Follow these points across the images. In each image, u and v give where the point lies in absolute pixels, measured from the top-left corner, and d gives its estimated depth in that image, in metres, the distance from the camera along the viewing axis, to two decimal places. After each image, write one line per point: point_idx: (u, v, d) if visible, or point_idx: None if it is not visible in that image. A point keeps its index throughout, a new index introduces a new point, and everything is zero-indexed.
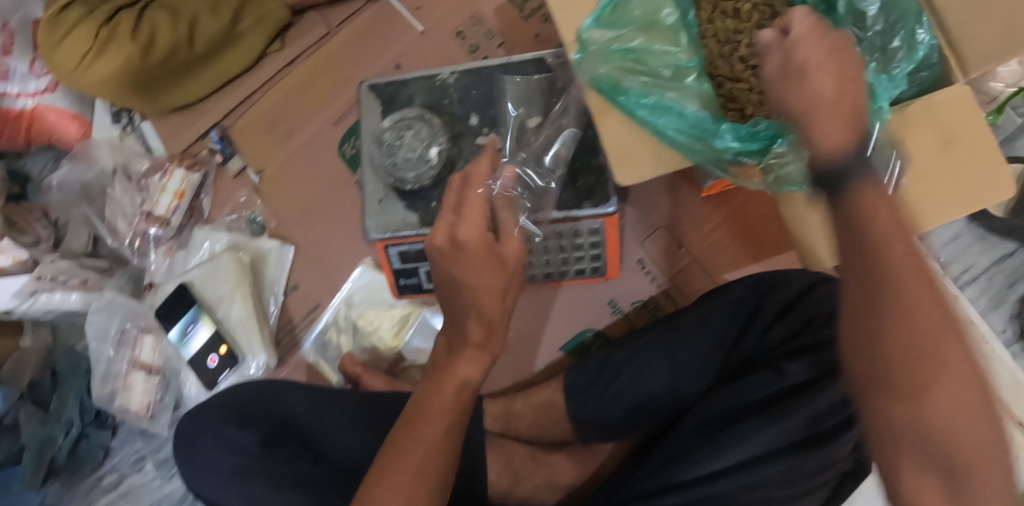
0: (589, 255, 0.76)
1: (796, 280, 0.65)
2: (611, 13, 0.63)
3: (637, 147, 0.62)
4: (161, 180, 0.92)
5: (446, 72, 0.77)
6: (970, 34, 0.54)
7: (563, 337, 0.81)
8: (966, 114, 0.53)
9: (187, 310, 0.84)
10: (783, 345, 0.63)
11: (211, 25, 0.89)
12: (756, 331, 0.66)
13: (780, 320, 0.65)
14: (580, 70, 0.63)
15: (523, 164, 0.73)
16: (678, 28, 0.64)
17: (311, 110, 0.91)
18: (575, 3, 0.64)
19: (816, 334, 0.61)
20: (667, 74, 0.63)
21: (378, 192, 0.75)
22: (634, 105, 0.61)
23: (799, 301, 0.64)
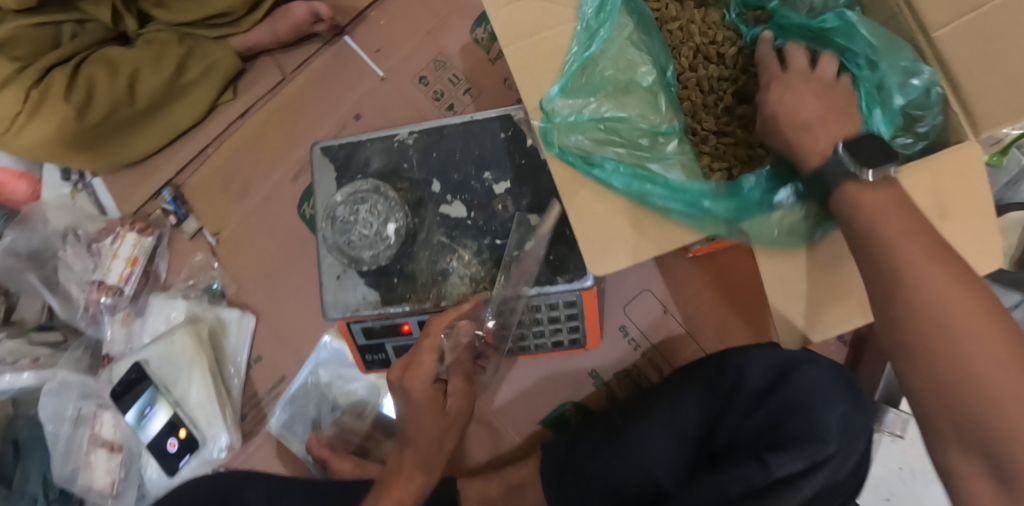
0: (567, 327, 0.70)
1: (770, 362, 0.58)
2: (578, 78, 0.54)
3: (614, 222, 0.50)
4: (113, 245, 0.86)
5: (404, 131, 0.70)
6: (977, 88, 0.45)
7: (543, 410, 0.75)
8: (964, 176, 0.45)
9: (142, 392, 0.79)
10: (764, 431, 0.54)
11: (153, 78, 0.82)
12: (735, 413, 0.57)
13: (759, 403, 0.56)
14: (546, 141, 0.52)
15: (490, 234, 0.66)
16: (655, 90, 0.56)
17: (266, 166, 0.86)
18: (535, 60, 0.54)
19: (801, 422, 0.51)
20: (645, 143, 0.54)
21: (335, 268, 0.68)
22: (608, 176, 0.50)
23: (777, 385, 0.55)
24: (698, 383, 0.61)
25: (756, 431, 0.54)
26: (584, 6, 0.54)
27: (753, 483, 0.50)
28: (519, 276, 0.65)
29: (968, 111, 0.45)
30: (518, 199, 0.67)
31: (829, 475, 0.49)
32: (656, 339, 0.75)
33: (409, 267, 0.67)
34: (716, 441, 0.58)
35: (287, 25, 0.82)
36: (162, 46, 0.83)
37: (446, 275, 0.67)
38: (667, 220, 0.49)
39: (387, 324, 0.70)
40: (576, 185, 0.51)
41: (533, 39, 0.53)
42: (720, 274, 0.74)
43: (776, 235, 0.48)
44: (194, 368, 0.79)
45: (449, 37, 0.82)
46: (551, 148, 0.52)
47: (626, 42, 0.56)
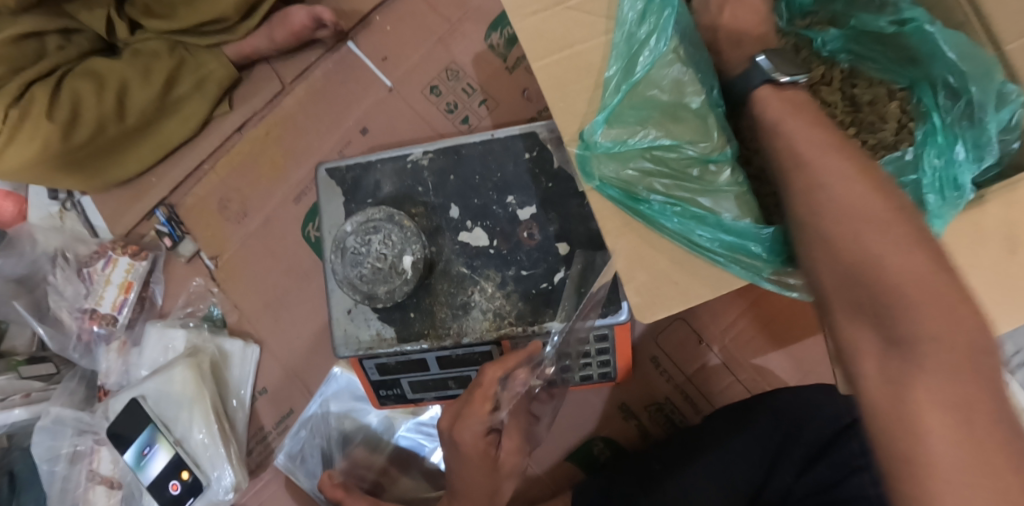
0: (597, 361, 0.65)
1: (824, 417, 0.57)
2: (617, 100, 0.48)
3: (659, 266, 0.46)
4: (105, 271, 0.81)
5: (418, 150, 0.65)
6: None
7: (568, 446, 0.71)
8: None
9: (141, 431, 0.74)
10: (821, 493, 0.55)
11: (141, 93, 0.76)
12: (788, 469, 0.57)
13: (816, 463, 0.57)
14: (585, 172, 0.47)
15: (516, 266, 0.61)
16: (706, 112, 0.49)
17: (265, 186, 0.80)
18: (569, 78, 0.49)
19: (857, 484, 0.53)
20: (695, 174, 0.48)
21: (345, 301, 0.63)
22: (659, 215, 0.46)
23: (833, 444, 0.56)
24: (751, 431, 0.58)
25: (816, 492, 0.56)
26: (624, 13, 0.48)
27: None
28: (548, 311, 0.60)
29: None
30: (544, 229, 0.61)
31: None
32: (689, 370, 0.70)
33: (426, 301, 0.62)
34: (769, 495, 0.57)
35: (285, 32, 0.75)
36: (151, 57, 0.77)
37: (468, 310, 0.61)
38: (723, 263, 0.45)
39: (404, 360, 0.65)
40: (619, 223, 0.46)
41: (565, 55, 0.49)
42: (757, 304, 0.68)
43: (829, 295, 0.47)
44: (196, 405, 0.73)
45: (461, 45, 0.75)
46: (590, 181, 0.47)
47: (673, 56, 0.50)
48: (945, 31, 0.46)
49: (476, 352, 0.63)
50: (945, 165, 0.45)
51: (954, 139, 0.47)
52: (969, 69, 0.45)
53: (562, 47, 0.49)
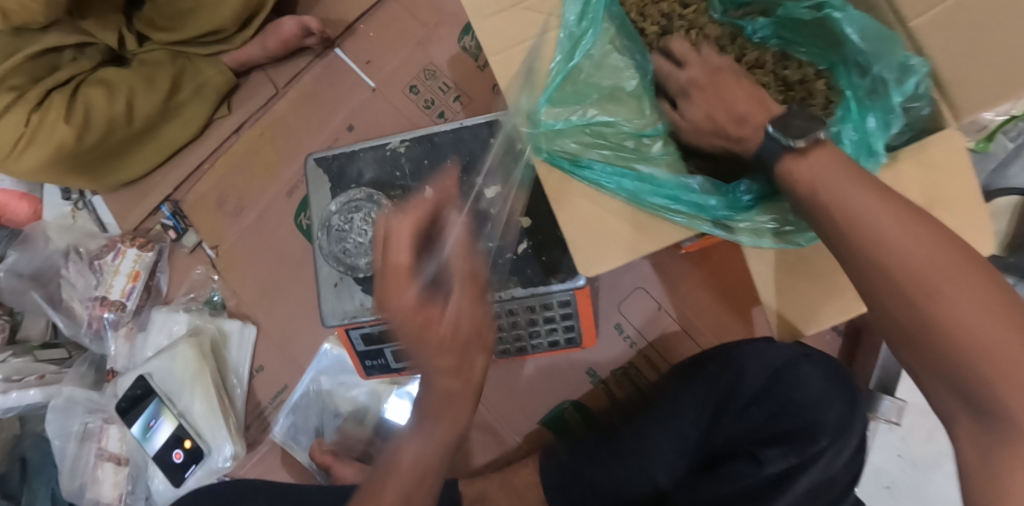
0: (562, 326, 0.71)
1: (765, 358, 0.57)
2: (562, 86, 0.56)
3: (605, 225, 0.52)
4: (114, 261, 0.87)
5: (396, 140, 0.72)
6: (961, 77, 0.48)
7: (541, 410, 0.76)
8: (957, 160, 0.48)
9: (148, 404, 0.80)
10: (761, 430, 0.54)
11: (148, 99, 0.83)
12: (730, 415, 0.57)
13: (757, 402, 0.56)
14: (535, 147, 0.54)
15: None
16: (639, 94, 0.57)
17: (262, 181, 0.87)
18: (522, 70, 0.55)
19: (794, 419, 0.52)
20: (630, 145, 0.55)
21: (332, 276, 0.69)
22: (603, 177, 0.52)
23: (772, 383, 0.55)
24: (695, 385, 0.60)
25: (754, 429, 0.54)
26: (568, 10, 0.55)
27: (748, 481, 0.50)
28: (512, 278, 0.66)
29: (948, 96, 0.49)
30: None
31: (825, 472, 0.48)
32: (652, 337, 0.75)
33: None
34: (711, 442, 0.57)
35: (278, 40, 0.83)
36: (155, 66, 0.85)
37: None
38: (666, 212, 0.51)
39: (386, 330, 0.71)
40: (566, 186, 0.53)
41: (515, 51, 0.55)
42: (711, 274, 0.74)
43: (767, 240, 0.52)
44: (197, 381, 0.80)
45: (437, 47, 0.83)
46: (540, 153, 0.54)
47: (608, 48, 0.58)
48: (855, 14, 0.52)
49: None
50: (862, 135, 0.52)
51: (868, 112, 0.54)
52: (879, 46, 0.51)
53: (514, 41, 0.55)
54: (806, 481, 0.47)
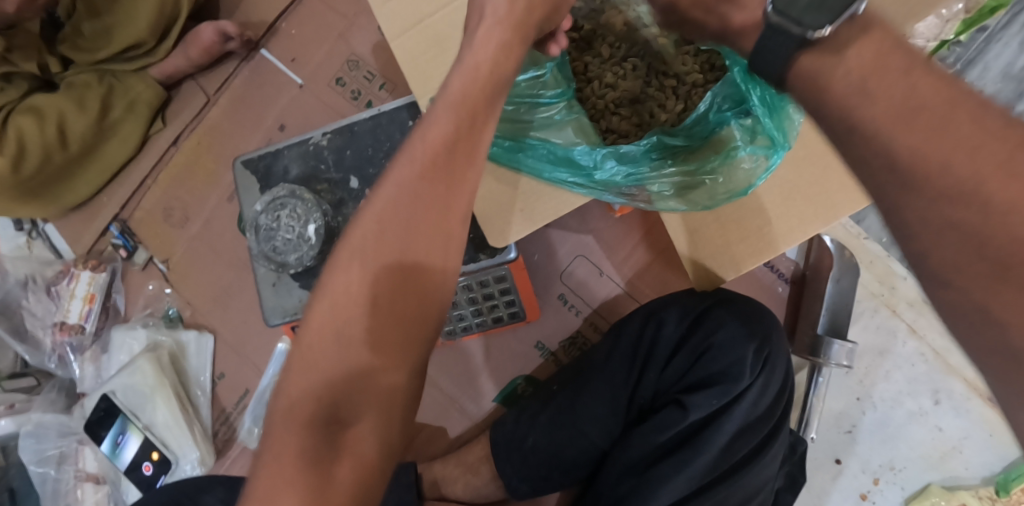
0: (503, 302, 0.70)
1: (686, 307, 0.58)
2: None
3: (533, 200, 0.56)
4: (68, 286, 0.88)
5: (317, 133, 0.72)
6: None
7: (495, 387, 0.75)
8: None
9: (114, 421, 0.82)
10: (684, 379, 0.56)
11: (81, 121, 0.83)
12: (656, 367, 0.58)
13: (677, 353, 0.57)
14: None
15: None
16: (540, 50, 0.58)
17: (201, 190, 0.88)
18: (433, 50, 0.57)
19: (709, 365, 0.54)
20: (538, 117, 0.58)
21: (269, 276, 0.69)
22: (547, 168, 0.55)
23: (689, 334, 0.57)
24: (623, 340, 0.61)
25: (677, 380, 0.56)
26: None
27: (678, 428, 0.53)
28: None
29: None
30: None
31: (748, 407, 0.52)
32: (597, 304, 0.74)
33: None
34: (641, 396, 0.58)
35: (199, 48, 0.83)
36: (83, 87, 0.84)
37: None
38: (604, 193, 0.55)
39: None
40: None
41: (415, 30, 0.57)
42: (650, 233, 0.73)
43: (695, 201, 0.54)
44: (157, 393, 0.81)
45: (358, 37, 0.83)
46: None
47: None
48: None
49: None
50: None
51: None
52: None
53: (417, 17, 0.57)
54: (733, 418, 0.52)
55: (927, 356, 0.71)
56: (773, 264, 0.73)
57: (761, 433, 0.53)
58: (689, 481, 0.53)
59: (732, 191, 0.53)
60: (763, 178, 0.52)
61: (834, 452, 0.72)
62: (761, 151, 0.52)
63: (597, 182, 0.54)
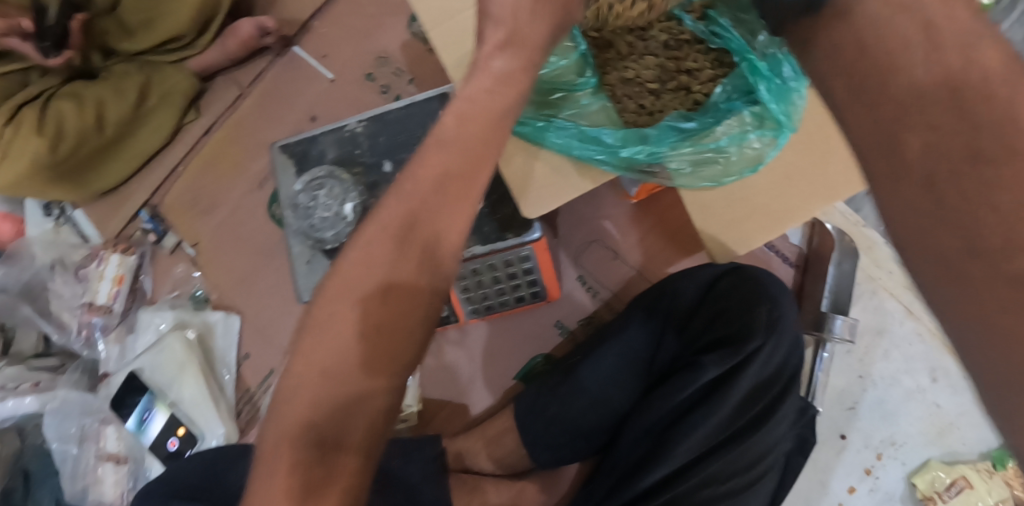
0: (525, 282, 0.75)
1: (700, 278, 0.63)
2: None
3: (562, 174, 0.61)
4: (98, 268, 0.91)
5: (353, 121, 0.76)
6: None
7: (514, 365, 0.79)
8: None
9: (140, 397, 0.84)
10: (699, 341, 0.59)
11: (118, 107, 0.87)
12: (673, 332, 0.62)
13: (693, 318, 0.62)
14: None
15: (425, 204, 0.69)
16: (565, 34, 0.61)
17: (230, 178, 0.92)
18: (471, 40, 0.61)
19: (722, 327, 0.59)
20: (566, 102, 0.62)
21: (304, 253, 0.73)
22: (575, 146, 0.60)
23: (703, 301, 0.62)
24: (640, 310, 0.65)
25: (692, 343, 0.60)
26: None
27: (694, 388, 0.56)
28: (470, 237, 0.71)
29: None
30: None
31: (760, 365, 0.56)
32: (614, 285, 0.78)
33: None
34: (659, 361, 0.62)
35: (236, 42, 0.88)
36: (122, 77, 0.88)
37: None
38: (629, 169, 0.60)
39: None
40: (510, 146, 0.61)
41: (452, 23, 0.62)
42: (663, 218, 0.78)
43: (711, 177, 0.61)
44: (185, 370, 0.84)
45: (388, 36, 0.88)
46: None
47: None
48: None
49: None
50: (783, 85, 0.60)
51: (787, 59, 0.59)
52: None
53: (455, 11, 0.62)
54: (746, 377, 0.56)
55: (924, 336, 0.77)
56: (778, 249, 0.79)
57: (770, 392, 0.58)
58: (705, 439, 0.57)
59: (742, 170, 0.60)
60: (771, 156, 0.60)
61: (838, 428, 0.77)
62: (767, 134, 0.60)
63: (621, 159, 0.60)
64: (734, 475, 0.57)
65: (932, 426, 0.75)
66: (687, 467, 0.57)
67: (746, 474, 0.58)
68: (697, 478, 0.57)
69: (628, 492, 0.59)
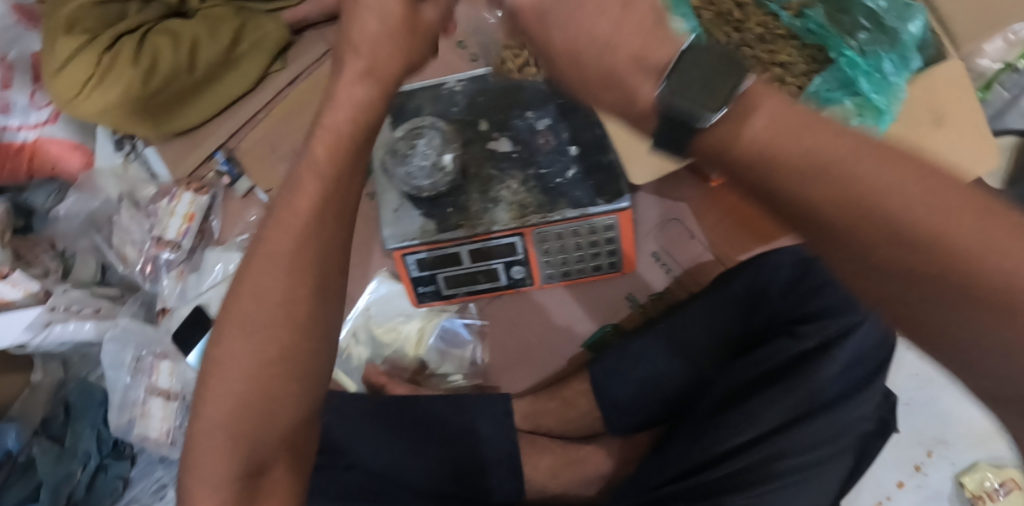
0: (604, 251, 0.77)
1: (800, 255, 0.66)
2: None
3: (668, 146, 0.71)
4: (169, 204, 0.92)
5: (452, 80, 0.79)
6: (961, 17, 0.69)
7: (583, 333, 0.81)
8: (959, 83, 0.66)
9: (205, 332, 0.86)
10: (797, 314, 0.64)
11: (211, 48, 0.89)
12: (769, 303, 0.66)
13: (791, 291, 0.65)
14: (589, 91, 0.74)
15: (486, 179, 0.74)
16: None
17: (311, 128, 0.92)
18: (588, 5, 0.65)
19: (823, 300, 0.63)
20: None
21: (393, 201, 0.75)
22: None
23: (803, 276, 0.65)
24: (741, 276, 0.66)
25: (789, 315, 0.65)
26: None
27: (789, 353, 0.62)
28: (562, 200, 0.72)
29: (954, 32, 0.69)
30: (555, 136, 0.75)
31: (861, 341, 0.59)
32: (685, 264, 0.80)
33: (462, 199, 0.74)
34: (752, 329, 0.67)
35: None
36: (219, 20, 0.90)
37: (497, 203, 0.73)
38: None
39: (440, 254, 0.76)
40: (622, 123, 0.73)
41: None
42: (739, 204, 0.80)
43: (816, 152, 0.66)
44: None
45: None
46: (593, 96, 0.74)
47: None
48: None
49: (501, 245, 0.75)
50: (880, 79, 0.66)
51: (881, 59, 0.67)
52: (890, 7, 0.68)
53: None
54: (845, 349, 0.59)
55: None
56: None
57: (865, 367, 0.60)
58: (794, 406, 0.59)
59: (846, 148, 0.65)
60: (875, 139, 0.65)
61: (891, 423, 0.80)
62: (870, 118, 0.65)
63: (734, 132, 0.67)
64: (825, 446, 0.58)
65: (983, 428, 0.78)
66: (774, 432, 0.59)
67: (833, 448, 0.58)
68: (784, 443, 0.58)
69: (710, 451, 0.61)
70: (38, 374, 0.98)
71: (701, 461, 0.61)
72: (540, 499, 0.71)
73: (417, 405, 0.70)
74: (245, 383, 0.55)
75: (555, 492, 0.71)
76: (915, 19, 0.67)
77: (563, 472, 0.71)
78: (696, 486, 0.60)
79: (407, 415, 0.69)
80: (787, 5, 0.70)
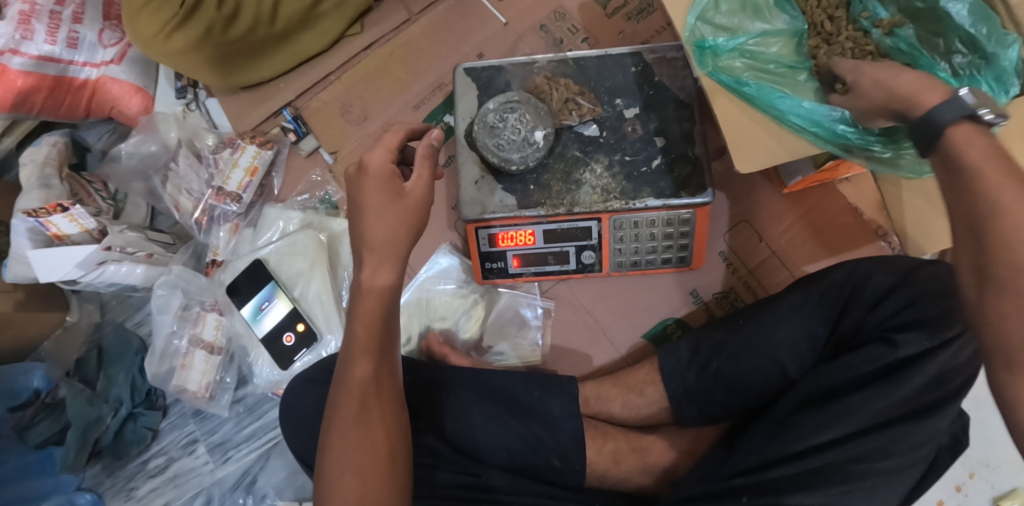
0: (677, 245, 0.77)
1: (896, 265, 0.65)
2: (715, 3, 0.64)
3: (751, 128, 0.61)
4: (232, 156, 0.91)
5: (542, 60, 0.79)
6: None
7: (644, 326, 0.83)
8: None
9: (262, 287, 0.85)
10: (892, 321, 0.62)
11: (293, 3, 0.88)
12: (861, 306, 0.65)
13: (888, 296, 0.64)
14: (700, 62, 0.62)
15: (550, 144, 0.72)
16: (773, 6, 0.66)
17: (386, 96, 0.92)
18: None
19: (922, 310, 0.61)
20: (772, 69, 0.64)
21: (473, 173, 0.74)
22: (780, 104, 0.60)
23: (900, 284, 0.63)
24: (828, 278, 0.67)
25: (883, 320, 0.63)
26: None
27: (884, 361, 0.60)
28: (646, 189, 0.72)
29: None
30: (646, 125, 0.75)
31: (952, 356, 0.58)
32: (751, 264, 0.81)
33: (545, 176, 0.74)
34: (842, 331, 0.66)
35: None
36: None
37: (580, 185, 0.73)
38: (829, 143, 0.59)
39: (515, 230, 0.75)
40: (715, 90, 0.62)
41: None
42: (809, 213, 0.81)
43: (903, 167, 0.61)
44: (316, 268, 0.85)
45: None
46: (704, 68, 0.62)
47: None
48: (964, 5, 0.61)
49: (577, 228, 0.75)
50: None
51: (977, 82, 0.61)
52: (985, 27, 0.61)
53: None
54: (936, 361, 0.58)
55: None
56: None
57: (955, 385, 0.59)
58: (877, 413, 0.59)
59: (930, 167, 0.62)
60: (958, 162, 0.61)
61: None
62: None
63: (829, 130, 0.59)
64: (897, 456, 0.58)
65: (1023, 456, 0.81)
66: (849, 438, 0.59)
67: (907, 459, 0.58)
68: (859, 449, 0.58)
69: (782, 449, 0.61)
70: (74, 315, 0.98)
71: (775, 457, 0.61)
72: (601, 482, 0.72)
73: (492, 380, 0.71)
74: (372, 337, 0.58)
75: (616, 476, 0.73)
76: (1013, 46, 0.59)
77: (624, 459, 0.74)
78: (765, 480, 0.59)
79: (485, 387, 0.71)
80: (879, 22, 0.67)
